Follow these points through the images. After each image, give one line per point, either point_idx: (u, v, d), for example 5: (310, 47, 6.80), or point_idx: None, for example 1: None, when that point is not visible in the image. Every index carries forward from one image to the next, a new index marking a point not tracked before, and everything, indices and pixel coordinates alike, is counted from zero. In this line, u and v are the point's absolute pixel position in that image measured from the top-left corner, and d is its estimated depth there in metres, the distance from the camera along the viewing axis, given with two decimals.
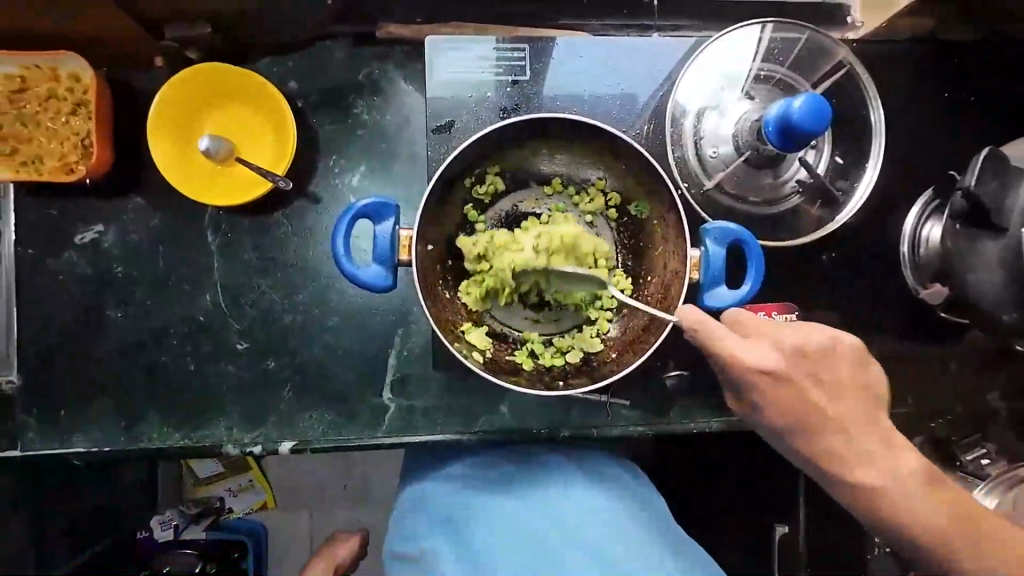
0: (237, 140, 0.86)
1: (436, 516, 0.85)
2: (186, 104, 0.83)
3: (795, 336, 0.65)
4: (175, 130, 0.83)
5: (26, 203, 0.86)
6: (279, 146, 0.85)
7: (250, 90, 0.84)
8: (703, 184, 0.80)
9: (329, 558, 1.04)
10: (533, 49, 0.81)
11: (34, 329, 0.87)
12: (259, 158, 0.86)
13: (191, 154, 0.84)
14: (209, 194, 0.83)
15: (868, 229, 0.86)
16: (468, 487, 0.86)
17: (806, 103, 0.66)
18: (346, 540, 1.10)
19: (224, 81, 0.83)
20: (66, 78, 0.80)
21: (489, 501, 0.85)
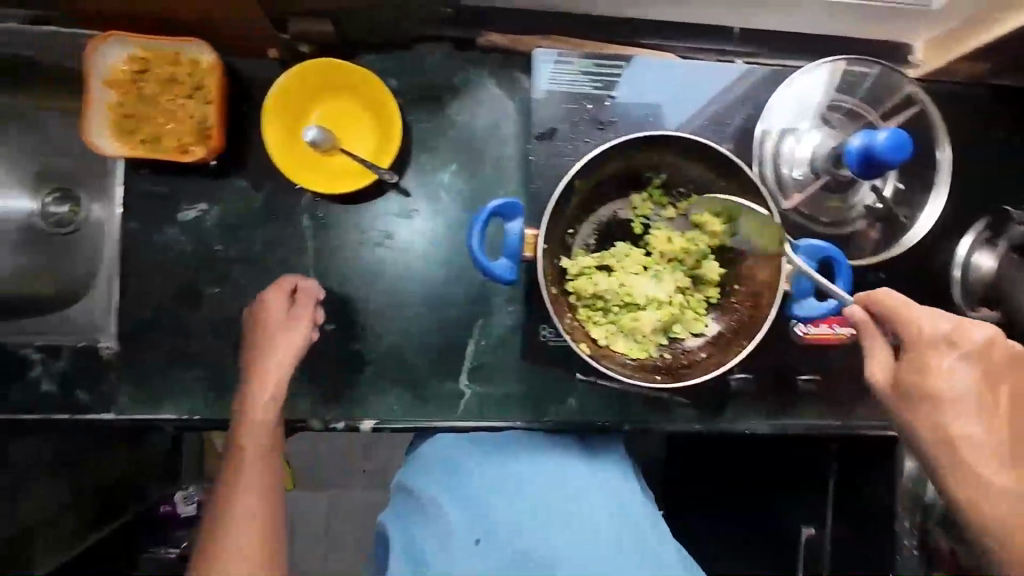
0: (340, 132, 0.91)
1: (451, 463, 0.85)
2: (292, 96, 0.88)
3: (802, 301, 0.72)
4: (285, 121, 0.88)
5: (136, 178, 0.90)
6: (381, 139, 0.90)
7: (354, 85, 0.90)
8: (780, 202, 0.87)
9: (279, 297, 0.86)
10: (624, 69, 0.88)
11: (135, 298, 0.91)
12: (361, 149, 0.91)
13: (298, 144, 0.89)
14: (314, 182, 0.87)
15: (922, 254, 0.93)
16: (490, 447, 0.87)
17: (891, 134, 0.73)
18: (295, 324, 0.84)
19: (331, 77, 0.89)
20: (187, 63, 0.85)
21: (513, 463, 0.85)
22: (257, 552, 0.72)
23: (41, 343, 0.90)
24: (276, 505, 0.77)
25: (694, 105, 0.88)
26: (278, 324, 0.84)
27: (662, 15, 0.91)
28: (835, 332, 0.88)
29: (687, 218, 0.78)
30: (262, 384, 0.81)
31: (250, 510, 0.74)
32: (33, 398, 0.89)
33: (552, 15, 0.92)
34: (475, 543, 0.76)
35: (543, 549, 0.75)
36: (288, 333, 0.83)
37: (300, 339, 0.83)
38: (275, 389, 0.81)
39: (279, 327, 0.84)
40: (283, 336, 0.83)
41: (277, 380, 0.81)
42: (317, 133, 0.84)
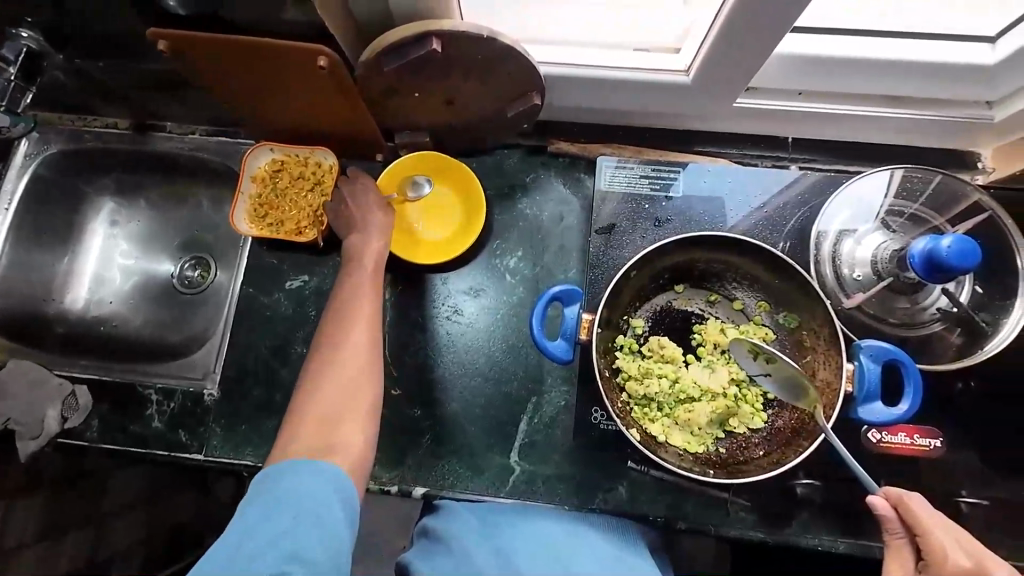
0: (430, 212, 1.07)
1: (487, 513, 0.85)
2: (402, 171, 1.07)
3: (949, 538, 0.69)
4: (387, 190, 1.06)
5: (257, 250, 1.09)
6: (465, 221, 1.06)
7: (452, 174, 1.07)
8: (843, 301, 0.86)
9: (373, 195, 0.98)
10: (681, 172, 0.97)
11: (239, 351, 1.05)
12: (446, 227, 1.07)
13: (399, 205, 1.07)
14: (399, 243, 1.05)
15: (1011, 364, 0.86)
16: (528, 508, 0.87)
17: (955, 242, 0.73)
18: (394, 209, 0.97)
19: (435, 165, 1.07)
20: (313, 165, 1.07)
21: (544, 519, 0.85)
22: (344, 413, 0.74)
23: (160, 385, 1.05)
24: (378, 391, 0.79)
25: (748, 206, 0.94)
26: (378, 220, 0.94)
27: (717, 127, 1.01)
28: (917, 443, 0.83)
29: (741, 312, 0.81)
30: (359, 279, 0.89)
31: (351, 376, 0.78)
32: (144, 434, 1.03)
33: (614, 127, 1.05)
34: None
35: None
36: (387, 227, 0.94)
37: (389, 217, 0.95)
38: (371, 276, 0.90)
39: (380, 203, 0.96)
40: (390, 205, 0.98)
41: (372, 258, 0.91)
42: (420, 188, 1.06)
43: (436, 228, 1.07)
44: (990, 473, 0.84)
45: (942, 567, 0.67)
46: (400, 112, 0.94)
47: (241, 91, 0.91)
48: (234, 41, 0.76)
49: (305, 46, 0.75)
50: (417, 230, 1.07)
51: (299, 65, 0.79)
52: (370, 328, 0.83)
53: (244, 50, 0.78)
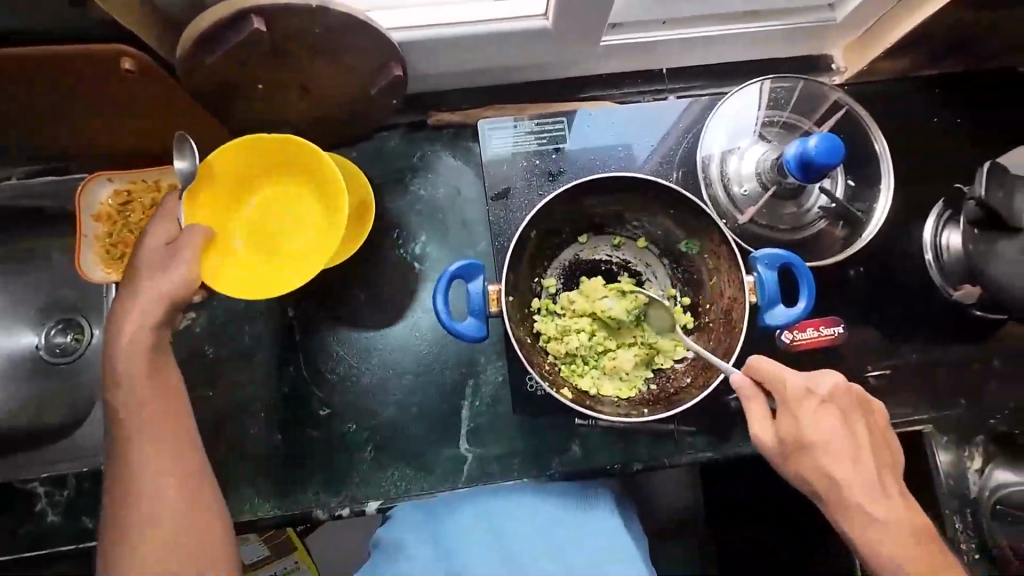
0: (283, 218, 0.87)
1: (432, 510, 0.86)
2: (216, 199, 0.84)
3: (791, 375, 0.70)
4: (216, 227, 0.84)
5: None
6: (332, 211, 0.85)
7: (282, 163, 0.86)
8: (737, 218, 0.89)
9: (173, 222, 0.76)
10: (566, 122, 0.94)
11: None
12: (314, 231, 0.86)
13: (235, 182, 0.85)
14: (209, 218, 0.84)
15: (888, 244, 0.94)
16: (477, 493, 0.87)
17: (820, 141, 0.77)
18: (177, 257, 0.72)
19: (256, 162, 0.85)
20: (168, 187, 0.93)
21: (489, 505, 0.85)
22: (178, 555, 0.66)
23: (44, 475, 0.91)
24: (217, 508, 0.70)
25: (637, 143, 0.94)
26: (145, 293, 0.71)
27: (593, 70, 1.00)
28: (823, 333, 0.87)
29: (647, 249, 0.82)
30: (140, 399, 0.69)
31: (167, 518, 0.67)
32: (40, 532, 0.89)
33: (493, 88, 1.01)
34: None
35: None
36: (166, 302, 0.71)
37: (176, 281, 0.71)
38: (149, 385, 0.70)
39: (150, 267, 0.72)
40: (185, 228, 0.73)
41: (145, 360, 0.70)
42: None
43: (303, 240, 0.86)
44: (885, 345, 0.93)
45: (783, 394, 0.69)
46: (249, 111, 0.84)
47: (49, 113, 0.78)
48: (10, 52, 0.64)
49: (100, 47, 0.64)
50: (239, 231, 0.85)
51: (104, 71, 0.68)
52: (171, 443, 0.70)
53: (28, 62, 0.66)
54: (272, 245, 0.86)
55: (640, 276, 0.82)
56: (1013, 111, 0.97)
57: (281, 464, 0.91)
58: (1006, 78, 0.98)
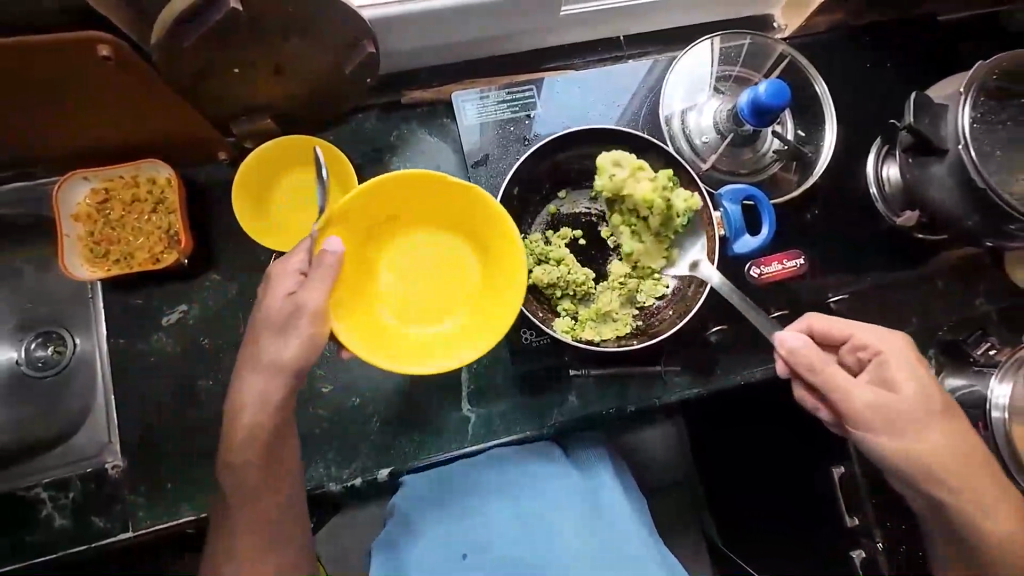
0: (429, 269, 0.90)
1: (449, 478, 0.90)
2: (348, 292, 0.84)
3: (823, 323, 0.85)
4: (358, 244, 0.86)
5: (114, 296, 0.95)
6: (480, 240, 0.88)
7: (420, 201, 0.87)
8: (701, 166, 0.96)
9: (296, 275, 0.74)
10: (535, 90, 0.99)
11: (133, 410, 0.93)
12: (468, 272, 0.89)
13: (397, 203, 0.87)
14: (356, 228, 0.85)
15: (838, 182, 1.03)
16: (495, 459, 0.92)
17: (769, 86, 0.84)
18: (302, 325, 0.72)
19: (373, 216, 0.86)
20: (145, 182, 0.94)
21: (507, 469, 0.91)
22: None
23: (46, 480, 0.90)
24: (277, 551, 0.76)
25: (604, 106, 0.99)
26: (270, 360, 0.73)
27: (556, 41, 1.05)
28: (787, 266, 0.97)
29: (622, 199, 0.89)
30: (265, 422, 0.74)
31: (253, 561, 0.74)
32: (48, 538, 0.88)
33: (461, 64, 1.04)
34: (461, 556, 0.84)
35: (543, 555, 0.84)
36: (288, 369, 0.73)
37: (300, 353, 0.73)
38: (269, 430, 0.74)
39: (276, 335, 0.73)
40: (311, 277, 0.73)
41: (260, 407, 0.74)
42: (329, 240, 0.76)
43: (467, 283, 0.89)
44: (841, 274, 1.02)
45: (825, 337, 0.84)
46: (226, 98, 0.85)
47: (24, 117, 0.76)
48: None
49: (76, 35, 0.65)
50: (377, 265, 0.88)
51: (81, 62, 0.68)
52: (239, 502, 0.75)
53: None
54: (419, 303, 0.88)
55: None
56: (934, 54, 1.07)
57: None
58: (925, 24, 1.08)
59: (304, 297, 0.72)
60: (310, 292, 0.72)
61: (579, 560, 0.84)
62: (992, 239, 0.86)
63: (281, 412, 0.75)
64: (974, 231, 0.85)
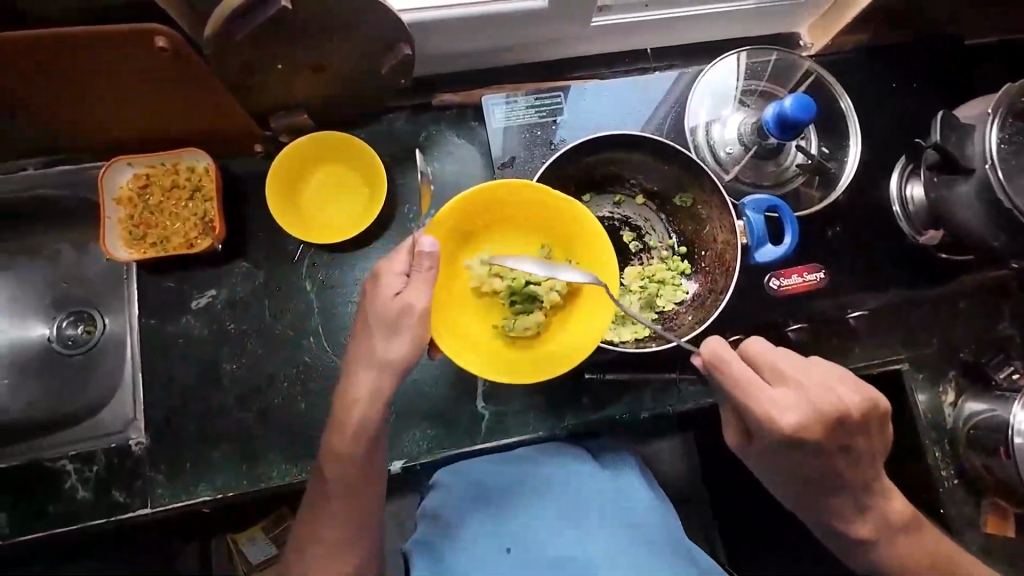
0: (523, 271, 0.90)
1: (482, 476, 0.90)
2: (447, 313, 0.85)
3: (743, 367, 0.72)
4: (456, 248, 0.87)
5: (148, 278, 0.98)
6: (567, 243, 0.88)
7: (507, 207, 0.87)
8: (724, 177, 0.98)
9: (400, 277, 0.78)
10: (562, 97, 1.02)
11: (159, 389, 0.96)
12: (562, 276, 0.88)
13: (491, 206, 0.86)
14: (453, 233, 0.86)
15: (861, 199, 1.03)
16: (526, 459, 0.92)
17: (794, 100, 0.85)
18: (411, 325, 0.76)
19: (464, 226, 0.86)
20: (184, 170, 0.98)
21: (541, 467, 0.91)
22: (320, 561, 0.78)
23: (73, 453, 0.93)
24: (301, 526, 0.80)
25: (630, 115, 1.02)
26: (381, 358, 0.77)
27: (584, 51, 1.07)
28: (807, 279, 0.97)
29: (645, 204, 0.91)
30: (372, 412, 0.77)
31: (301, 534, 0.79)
32: (71, 509, 0.91)
33: (491, 70, 1.07)
34: (505, 552, 0.83)
35: (584, 557, 0.83)
36: (396, 366, 0.77)
37: (409, 351, 0.76)
38: (375, 420, 0.78)
39: (386, 335, 0.76)
40: (414, 279, 0.77)
41: (372, 398, 0.77)
42: (422, 236, 0.78)
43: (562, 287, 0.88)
44: (861, 291, 1.02)
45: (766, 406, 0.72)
46: (266, 93, 0.89)
47: (79, 104, 0.81)
48: (40, 36, 0.67)
49: (132, 27, 0.68)
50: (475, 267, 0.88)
51: (135, 54, 0.72)
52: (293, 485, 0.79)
53: (48, 49, 0.69)
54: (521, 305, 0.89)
55: (640, 230, 0.91)
56: (962, 76, 1.08)
57: (306, 431, 0.95)
58: (953, 46, 1.09)
59: (412, 296, 0.76)
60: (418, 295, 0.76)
61: (625, 565, 0.82)
62: (1018, 261, 0.85)
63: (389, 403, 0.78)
64: (1000, 252, 0.85)
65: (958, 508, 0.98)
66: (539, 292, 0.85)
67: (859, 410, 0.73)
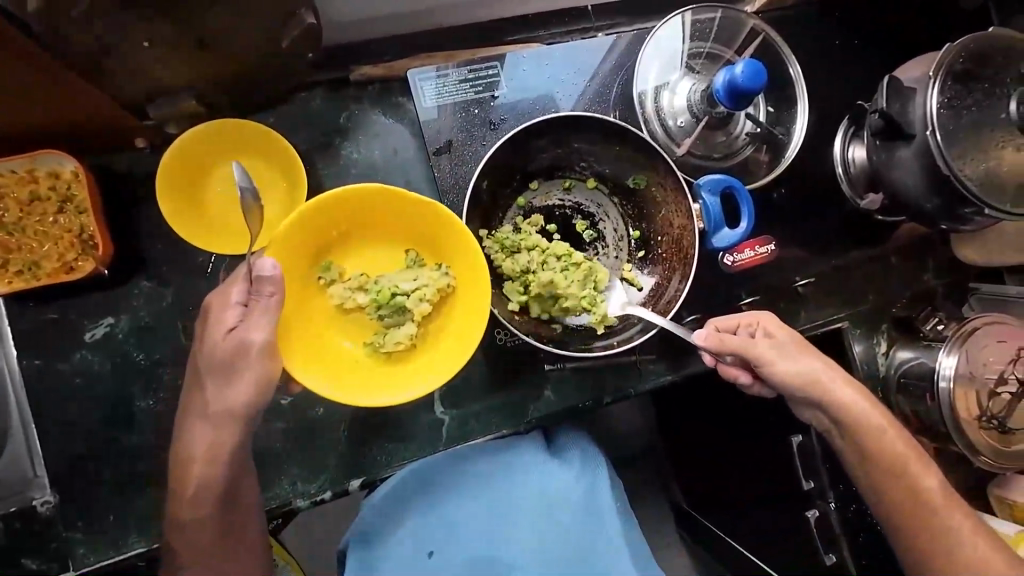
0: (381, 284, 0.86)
1: (419, 486, 0.92)
2: (310, 336, 0.81)
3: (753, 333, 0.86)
4: (302, 264, 0.81)
5: (23, 310, 0.82)
6: (433, 246, 0.84)
7: (361, 216, 0.82)
8: (675, 151, 0.93)
9: (238, 309, 0.70)
10: (499, 68, 0.91)
11: (60, 439, 0.82)
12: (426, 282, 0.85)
13: (337, 216, 0.81)
14: (295, 247, 0.79)
15: (805, 163, 1.03)
16: (469, 466, 0.93)
17: (745, 66, 0.80)
18: (251, 363, 0.69)
19: (317, 241, 0.81)
20: (45, 176, 0.79)
21: (477, 476, 0.93)
22: None
23: None
24: None
25: (574, 85, 0.93)
26: (219, 407, 0.71)
27: (519, 10, 0.96)
28: (758, 252, 0.94)
29: (597, 189, 0.88)
30: (210, 471, 0.72)
31: None
32: None
33: (415, 36, 0.93)
34: (427, 556, 0.89)
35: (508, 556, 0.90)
36: (236, 414, 0.71)
37: (253, 396, 0.70)
38: (213, 479, 0.72)
39: (223, 381, 0.70)
40: (253, 310, 0.70)
41: (210, 455, 0.72)
42: (260, 260, 0.70)
43: None
44: (807, 257, 1.03)
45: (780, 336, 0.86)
46: (133, 77, 0.72)
47: None
48: None
49: None
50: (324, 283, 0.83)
51: None
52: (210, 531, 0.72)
53: None
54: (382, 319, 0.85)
55: (593, 217, 0.89)
56: (898, 31, 1.07)
57: None
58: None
59: (246, 333, 0.69)
60: (251, 330, 0.69)
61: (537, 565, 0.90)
62: (949, 222, 0.88)
63: (215, 471, 0.72)
64: (934, 215, 0.87)
65: None
66: (406, 301, 0.81)
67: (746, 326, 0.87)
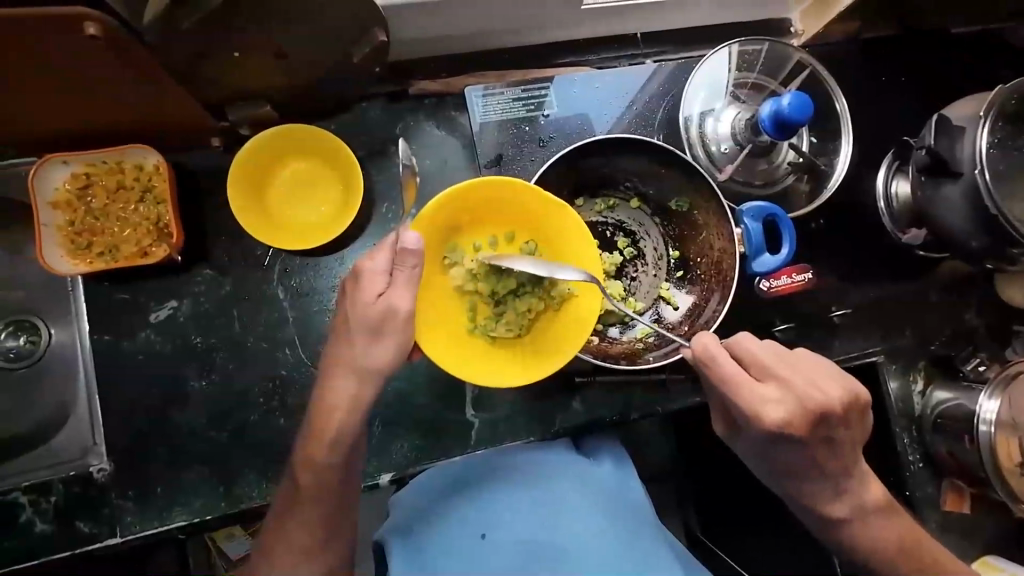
0: None
1: (471, 468, 0.93)
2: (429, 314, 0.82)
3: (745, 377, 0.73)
4: (434, 242, 0.82)
5: (98, 289, 0.89)
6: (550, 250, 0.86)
7: (496, 205, 0.84)
8: (717, 176, 0.96)
9: (382, 276, 0.73)
10: (549, 88, 0.95)
11: (119, 411, 0.88)
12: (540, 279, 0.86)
13: (478, 204, 0.83)
14: (433, 226, 0.81)
15: (846, 194, 1.03)
16: (519, 454, 0.94)
17: (792, 98, 0.82)
18: (395, 329, 0.73)
19: (452, 223, 0.83)
20: (131, 168, 0.87)
21: (527, 463, 0.93)
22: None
23: (30, 482, 0.86)
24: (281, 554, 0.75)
25: (620, 108, 0.97)
26: (358, 363, 0.74)
27: (572, 34, 1.00)
28: (795, 280, 0.93)
29: (640, 208, 0.92)
30: (311, 429, 0.75)
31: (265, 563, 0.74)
32: (33, 544, 0.84)
33: (471, 55, 0.99)
34: (482, 538, 0.88)
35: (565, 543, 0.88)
36: (373, 373, 0.74)
37: (397, 352, 0.73)
38: None
39: (370, 339, 0.73)
40: (399, 278, 0.72)
41: (352, 405, 0.74)
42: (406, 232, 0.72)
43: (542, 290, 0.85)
44: (844, 287, 1.03)
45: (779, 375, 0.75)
46: (218, 83, 0.78)
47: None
48: None
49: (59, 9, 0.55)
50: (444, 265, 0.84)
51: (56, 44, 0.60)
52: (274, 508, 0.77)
53: None
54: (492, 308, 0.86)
55: (635, 235, 0.93)
56: (945, 68, 1.07)
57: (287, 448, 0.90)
58: (940, 37, 1.07)
59: (395, 298, 0.72)
60: (396, 293, 0.72)
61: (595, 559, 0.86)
62: (995, 261, 0.88)
63: None
64: (979, 253, 0.87)
65: (923, 491, 1.02)
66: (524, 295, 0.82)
67: (845, 402, 0.73)
